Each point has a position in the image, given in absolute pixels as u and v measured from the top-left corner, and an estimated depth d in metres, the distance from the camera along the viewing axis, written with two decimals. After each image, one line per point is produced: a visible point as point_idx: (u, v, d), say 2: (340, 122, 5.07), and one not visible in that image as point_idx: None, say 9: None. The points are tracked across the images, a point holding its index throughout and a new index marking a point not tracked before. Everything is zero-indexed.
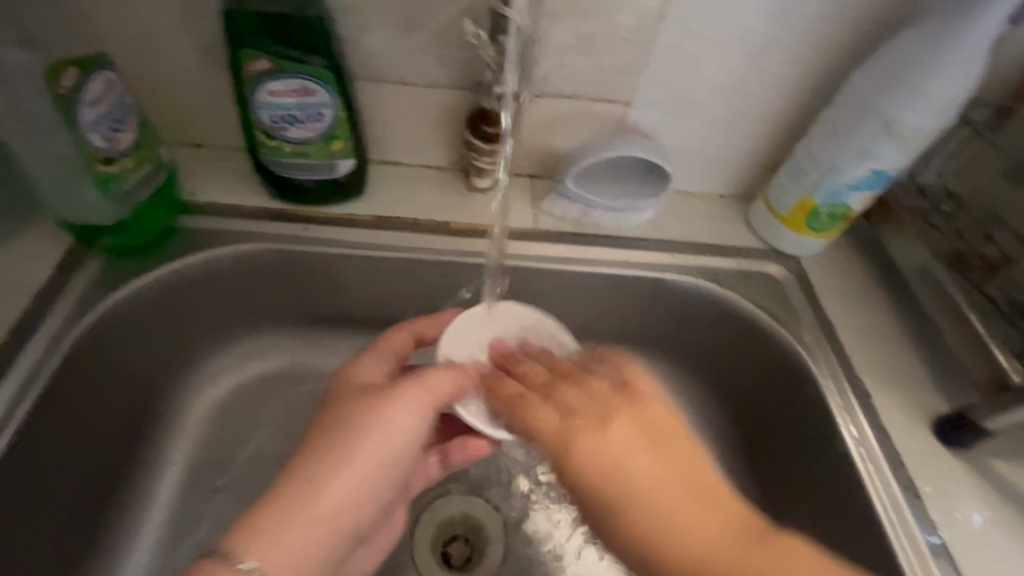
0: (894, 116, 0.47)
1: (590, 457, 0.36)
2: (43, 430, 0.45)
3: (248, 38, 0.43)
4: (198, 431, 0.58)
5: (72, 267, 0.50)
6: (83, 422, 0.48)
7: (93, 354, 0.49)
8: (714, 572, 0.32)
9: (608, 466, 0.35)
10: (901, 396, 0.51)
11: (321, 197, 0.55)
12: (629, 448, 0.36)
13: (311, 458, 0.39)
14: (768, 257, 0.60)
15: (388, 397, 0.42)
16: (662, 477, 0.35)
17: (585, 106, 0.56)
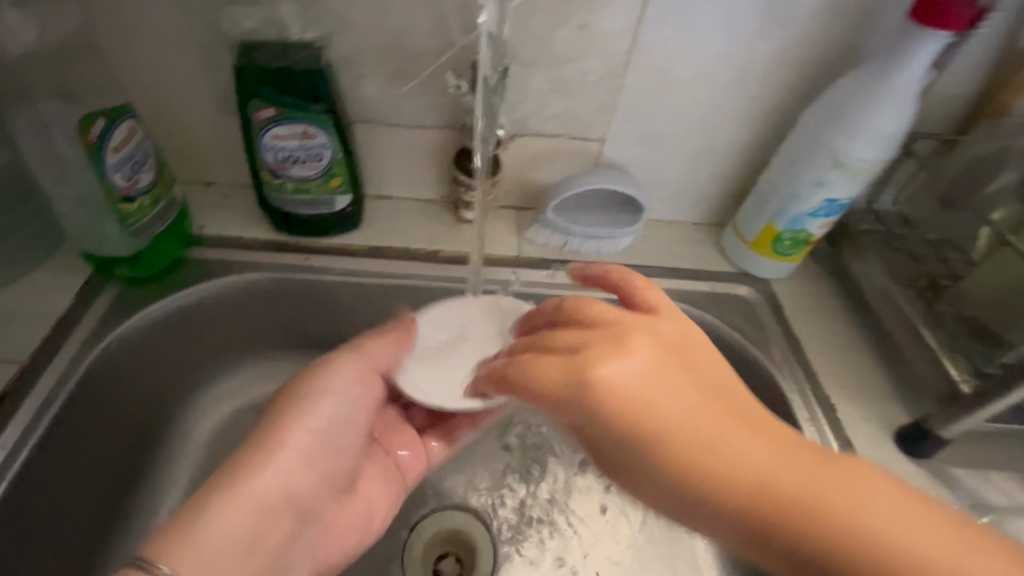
0: (841, 150, 0.52)
1: (607, 381, 0.31)
2: (59, 446, 0.49)
3: (255, 90, 0.49)
4: (202, 450, 0.61)
5: (92, 295, 0.54)
6: (95, 440, 0.52)
7: (108, 376, 0.53)
8: (774, 495, 0.26)
9: (622, 391, 0.30)
10: (864, 409, 0.54)
11: (323, 228, 0.60)
12: (646, 366, 0.31)
13: (262, 430, 0.46)
14: (739, 281, 0.65)
15: (324, 369, 0.49)
16: (702, 396, 0.30)
17: (563, 144, 0.61)
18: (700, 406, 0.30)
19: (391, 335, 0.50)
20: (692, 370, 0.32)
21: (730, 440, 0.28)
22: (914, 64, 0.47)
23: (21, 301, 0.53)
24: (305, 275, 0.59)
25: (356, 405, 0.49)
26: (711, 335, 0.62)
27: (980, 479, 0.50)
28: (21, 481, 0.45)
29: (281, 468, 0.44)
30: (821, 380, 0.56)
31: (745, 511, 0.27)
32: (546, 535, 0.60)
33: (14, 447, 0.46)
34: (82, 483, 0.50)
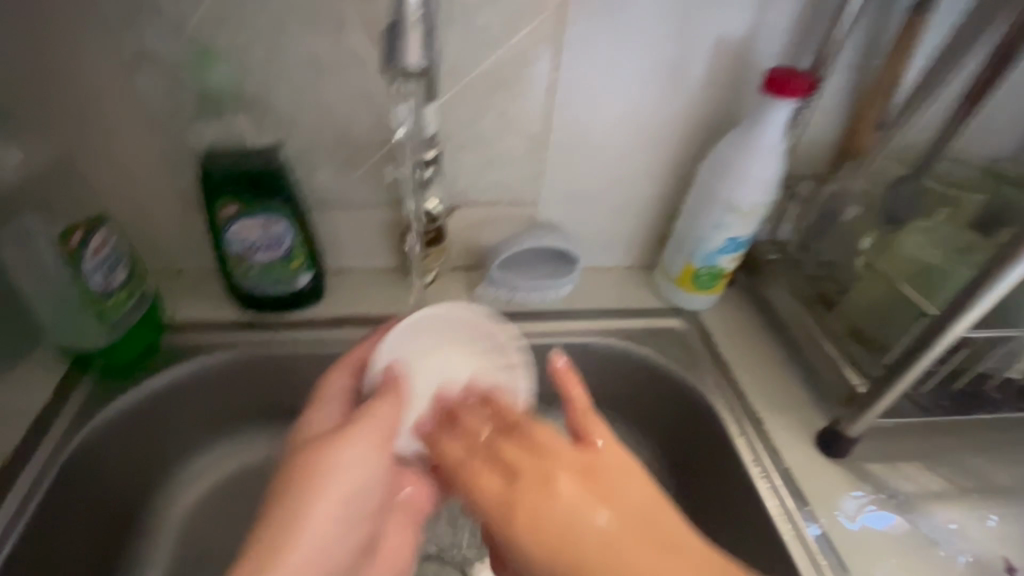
0: (732, 197, 0.61)
1: (531, 518, 0.39)
2: (40, 537, 0.51)
3: (219, 191, 0.55)
4: (180, 530, 0.63)
5: (68, 390, 0.58)
6: (77, 528, 0.54)
7: (85, 466, 0.55)
8: None
9: (557, 527, 0.38)
10: (786, 418, 0.60)
11: (289, 304, 0.65)
12: (579, 502, 0.39)
13: (274, 516, 0.44)
14: (671, 314, 0.72)
15: (340, 440, 0.47)
16: (620, 511, 0.39)
17: (501, 210, 0.69)
18: (614, 531, 0.38)
19: (388, 398, 0.50)
20: (635, 487, 0.40)
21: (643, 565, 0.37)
22: (774, 125, 0.57)
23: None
24: (272, 349, 0.64)
25: (377, 473, 0.49)
26: (650, 367, 0.68)
27: (890, 470, 0.56)
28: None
29: (302, 555, 0.44)
30: (748, 396, 0.63)
31: None
32: None
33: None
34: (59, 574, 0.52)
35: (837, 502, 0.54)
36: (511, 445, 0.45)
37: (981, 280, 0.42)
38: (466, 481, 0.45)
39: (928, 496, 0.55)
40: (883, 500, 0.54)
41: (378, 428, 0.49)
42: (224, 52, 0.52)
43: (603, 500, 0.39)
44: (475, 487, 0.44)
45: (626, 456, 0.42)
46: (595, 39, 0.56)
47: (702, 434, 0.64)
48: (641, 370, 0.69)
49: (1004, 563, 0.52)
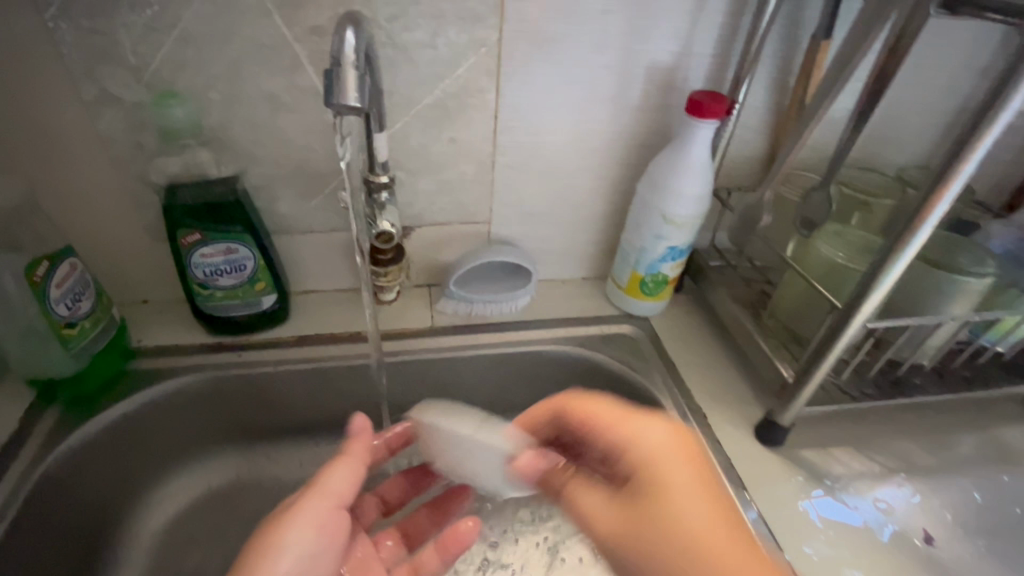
0: (667, 210, 0.66)
1: (640, 446, 0.41)
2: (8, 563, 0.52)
3: (181, 221, 0.58)
4: (148, 552, 0.64)
5: (35, 418, 0.59)
6: (45, 554, 0.55)
7: (53, 494, 0.56)
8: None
9: (654, 462, 0.40)
10: (728, 412, 0.65)
11: (254, 326, 0.68)
12: (682, 459, 0.40)
13: None
14: (623, 321, 0.76)
15: (286, 517, 0.45)
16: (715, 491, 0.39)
17: (457, 229, 0.73)
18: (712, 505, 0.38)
19: (344, 459, 0.49)
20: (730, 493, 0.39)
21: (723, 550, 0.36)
22: (699, 143, 0.62)
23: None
24: (238, 370, 0.66)
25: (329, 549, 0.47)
26: (604, 371, 0.72)
27: (823, 455, 0.61)
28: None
29: None
30: (693, 394, 0.67)
31: None
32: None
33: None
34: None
35: (772, 486, 0.58)
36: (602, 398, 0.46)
37: (868, 279, 0.47)
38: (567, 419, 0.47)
39: (857, 477, 0.59)
40: (817, 484, 0.58)
41: (329, 497, 0.47)
42: (183, 91, 0.55)
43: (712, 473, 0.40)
44: (584, 418, 0.45)
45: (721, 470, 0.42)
46: (533, 69, 0.61)
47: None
48: (596, 375, 0.73)
49: (922, 534, 0.56)
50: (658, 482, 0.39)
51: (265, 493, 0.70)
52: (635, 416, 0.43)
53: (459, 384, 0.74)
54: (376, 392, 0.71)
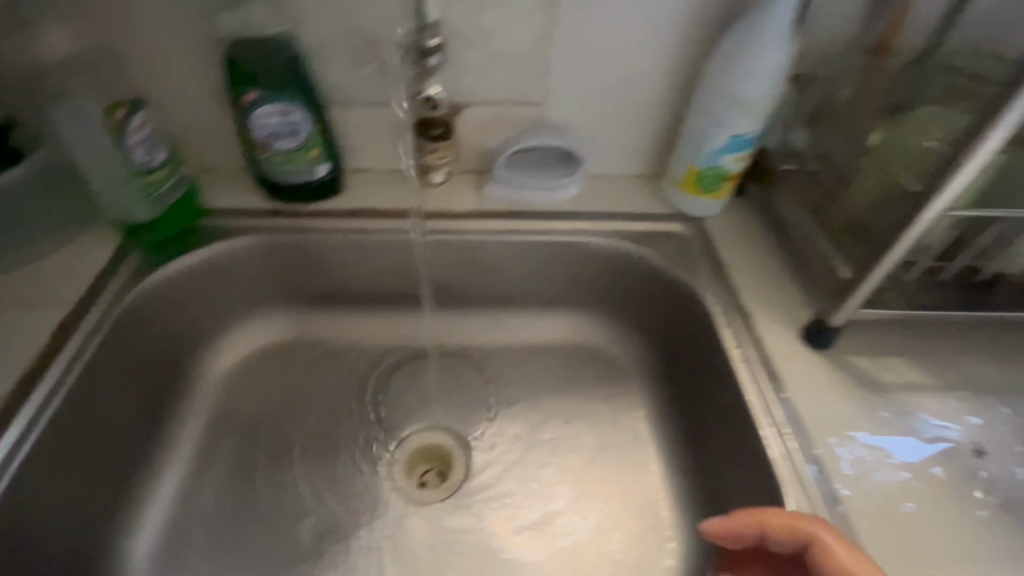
0: (733, 91, 0.61)
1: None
2: (94, 377, 0.57)
3: (242, 78, 0.60)
4: (210, 414, 0.69)
5: (113, 271, 0.62)
6: (118, 376, 0.60)
7: (128, 325, 0.61)
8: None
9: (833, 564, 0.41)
10: (775, 312, 0.62)
11: (307, 195, 0.71)
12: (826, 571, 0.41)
13: None
14: (673, 220, 0.73)
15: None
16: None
17: (506, 110, 0.70)
18: None
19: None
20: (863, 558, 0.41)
21: None
22: (778, 14, 0.57)
23: (42, 269, 0.61)
24: (291, 234, 0.69)
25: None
26: (644, 268, 0.71)
27: (876, 362, 0.57)
28: (45, 431, 0.53)
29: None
30: (742, 294, 0.64)
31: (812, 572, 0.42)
32: (499, 442, 0.70)
33: (43, 401, 0.53)
34: (97, 433, 0.58)
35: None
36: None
37: (961, 148, 0.42)
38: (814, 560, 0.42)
39: (911, 387, 0.56)
40: (862, 387, 0.55)
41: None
42: None
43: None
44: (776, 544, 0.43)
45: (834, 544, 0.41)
46: None
47: (703, 328, 0.64)
48: (639, 275, 0.71)
49: (970, 445, 0.52)
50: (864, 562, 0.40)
51: (321, 354, 0.75)
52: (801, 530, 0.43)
53: (500, 272, 0.74)
54: (421, 269, 0.73)
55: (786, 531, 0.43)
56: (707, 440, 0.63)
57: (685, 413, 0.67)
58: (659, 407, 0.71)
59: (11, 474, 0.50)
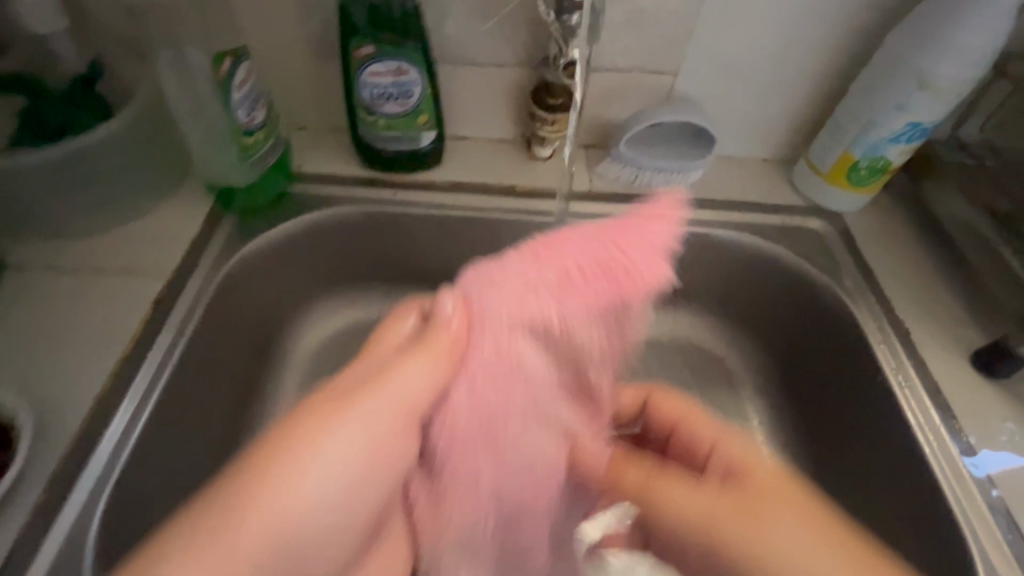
0: (926, 69, 0.51)
1: (668, 514, 0.38)
2: (196, 358, 0.53)
3: (358, 29, 0.53)
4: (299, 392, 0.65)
5: (207, 239, 0.58)
6: (215, 357, 0.56)
7: (225, 300, 0.57)
8: (723, 521, 0.36)
9: (699, 520, 0.37)
10: (939, 330, 0.55)
11: (406, 165, 0.64)
12: (716, 510, 0.36)
13: (709, 494, 0.38)
14: (811, 214, 0.65)
15: (668, 480, 0.39)
16: (776, 522, 0.35)
17: (636, 78, 0.62)
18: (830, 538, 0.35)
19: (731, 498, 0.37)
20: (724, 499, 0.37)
21: (748, 524, 0.35)
22: None
23: (133, 233, 0.57)
24: (391, 207, 0.64)
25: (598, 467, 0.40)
26: (780, 267, 0.62)
27: None
28: (159, 402, 0.48)
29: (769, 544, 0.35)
30: (898, 306, 0.57)
31: (721, 508, 0.37)
32: None
33: (156, 370, 0.49)
34: (200, 412, 0.54)
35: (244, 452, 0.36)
36: (726, 493, 0.37)
37: None
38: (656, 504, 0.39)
39: None
40: None
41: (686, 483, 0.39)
42: None
43: (750, 513, 0.36)
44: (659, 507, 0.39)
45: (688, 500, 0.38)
46: None
47: (851, 343, 0.57)
48: (768, 274, 0.63)
49: None
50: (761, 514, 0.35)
51: None
52: (669, 485, 0.39)
53: None
54: None
55: (631, 484, 0.40)
56: (845, 466, 0.57)
57: (811, 430, 0.61)
58: (775, 419, 0.65)
59: (133, 442, 0.46)
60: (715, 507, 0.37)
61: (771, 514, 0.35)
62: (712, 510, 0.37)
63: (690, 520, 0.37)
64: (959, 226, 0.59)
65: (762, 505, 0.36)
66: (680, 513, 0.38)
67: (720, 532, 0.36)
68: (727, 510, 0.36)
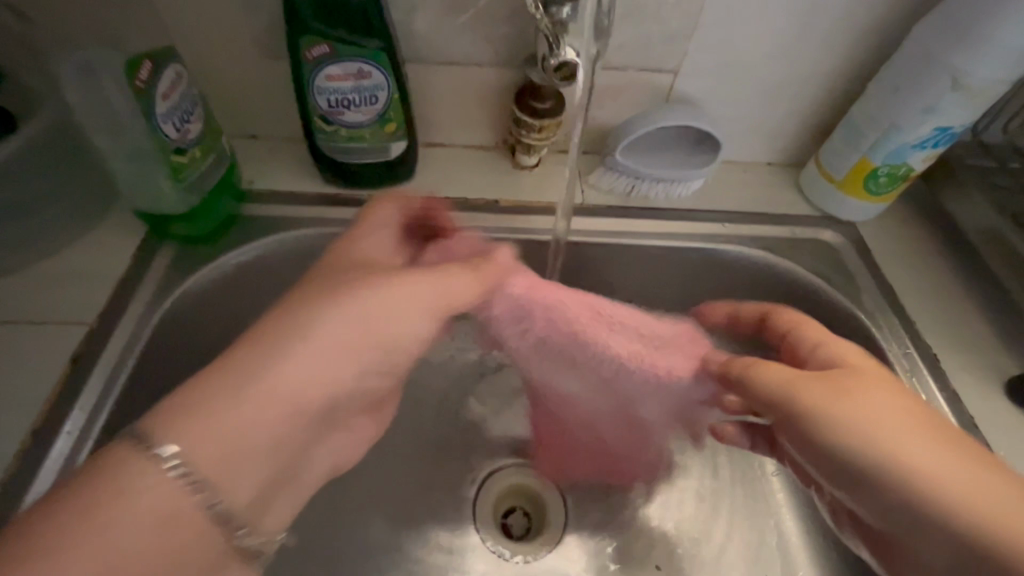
0: (959, 68, 0.46)
1: (762, 386, 0.39)
2: (127, 424, 0.46)
3: (306, 25, 0.44)
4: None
5: (139, 276, 0.50)
6: None
7: (162, 352, 0.49)
8: (797, 400, 0.36)
9: (777, 390, 0.38)
10: (966, 357, 0.51)
11: (372, 180, 0.56)
12: (793, 379, 0.38)
13: (801, 422, 0.36)
14: (823, 224, 0.59)
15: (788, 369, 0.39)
16: (944, 457, 0.32)
17: (632, 78, 0.55)
18: (959, 477, 0.31)
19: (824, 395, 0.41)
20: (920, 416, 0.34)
21: (917, 452, 0.32)
22: None
23: (51, 272, 0.49)
24: None
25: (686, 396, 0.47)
26: (792, 285, 0.57)
27: None
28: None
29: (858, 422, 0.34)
30: (921, 329, 0.53)
31: (800, 404, 0.36)
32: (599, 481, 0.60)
33: (71, 451, 0.42)
34: None
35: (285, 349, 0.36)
36: (817, 383, 0.37)
37: None
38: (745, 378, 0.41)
39: None
40: None
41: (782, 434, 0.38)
42: None
43: (843, 397, 0.35)
44: (755, 382, 0.40)
45: (777, 386, 0.38)
46: None
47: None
48: (778, 292, 0.58)
49: None
50: (838, 384, 0.36)
51: None
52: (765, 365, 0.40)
53: (610, 280, 0.60)
54: None
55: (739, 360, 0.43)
56: None
57: None
58: None
59: None
60: (819, 380, 0.37)
61: (861, 390, 0.35)
62: (804, 375, 0.38)
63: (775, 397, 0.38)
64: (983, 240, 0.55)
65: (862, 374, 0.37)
66: (766, 388, 0.39)
67: (809, 411, 0.36)
68: (825, 380, 0.37)
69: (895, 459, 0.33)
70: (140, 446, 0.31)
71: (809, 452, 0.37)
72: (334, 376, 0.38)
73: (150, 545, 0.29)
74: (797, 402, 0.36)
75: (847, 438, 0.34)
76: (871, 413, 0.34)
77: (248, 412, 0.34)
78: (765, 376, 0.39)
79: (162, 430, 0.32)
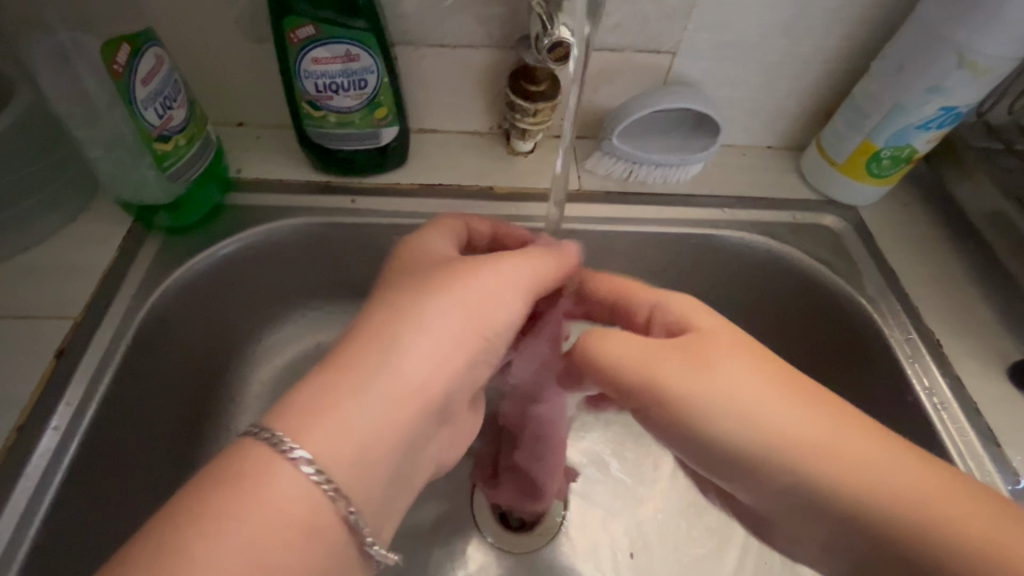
0: (966, 45, 0.44)
1: (620, 354, 0.37)
2: (116, 418, 0.44)
3: (291, 5, 0.43)
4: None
5: (123, 269, 0.49)
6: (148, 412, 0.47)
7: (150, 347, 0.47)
8: (656, 374, 0.35)
9: (642, 369, 0.36)
10: (971, 342, 0.51)
11: (365, 166, 0.54)
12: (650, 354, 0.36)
13: (663, 402, 0.35)
14: (823, 208, 0.58)
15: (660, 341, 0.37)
16: (824, 424, 0.31)
17: (628, 59, 0.53)
18: (843, 438, 0.31)
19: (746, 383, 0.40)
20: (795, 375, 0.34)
21: (811, 431, 0.31)
22: None
23: (34, 266, 0.48)
24: (349, 219, 0.54)
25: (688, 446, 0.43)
26: (792, 271, 0.56)
27: None
28: (64, 487, 0.40)
29: (779, 414, 0.32)
30: (924, 315, 0.52)
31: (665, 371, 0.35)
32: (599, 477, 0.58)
33: (58, 446, 0.41)
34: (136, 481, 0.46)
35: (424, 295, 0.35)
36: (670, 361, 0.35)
37: None
38: (595, 347, 0.39)
39: None
40: None
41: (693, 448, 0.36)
42: None
43: (700, 367, 0.34)
44: (606, 348, 0.38)
45: (623, 356, 0.37)
46: None
47: (881, 357, 0.51)
48: (777, 278, 0.57)
49: None
50: (692, 350, 0.36)
51: None
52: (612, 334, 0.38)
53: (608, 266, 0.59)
54: None
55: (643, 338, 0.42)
56: None
57: None
58: None
59: (29, 542, 0.38)
60: (676, 347, 0.36)
61: (721, 361, 0.34)
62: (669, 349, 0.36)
63: (631, 371, 0.36)
64: (989, 223, 0.54)
65: (716, 343, 0.36)
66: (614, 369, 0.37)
67: (663, 389, 0.35)
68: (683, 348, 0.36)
69: (798, 459, 0.31)
70: (267, 440, 0.28)
71: (697, 453, 0.35)
72: (452, 361, 0.33)
73: (286, 531, 0.26)
74: (672, 400, 0.34)
75: (709, 422, 0.33)
76: (766, 411, 0.32)
77: (376, 407, 0.30)
78: (617, 348, 0.37)
79: (287, 420, 0.28)
